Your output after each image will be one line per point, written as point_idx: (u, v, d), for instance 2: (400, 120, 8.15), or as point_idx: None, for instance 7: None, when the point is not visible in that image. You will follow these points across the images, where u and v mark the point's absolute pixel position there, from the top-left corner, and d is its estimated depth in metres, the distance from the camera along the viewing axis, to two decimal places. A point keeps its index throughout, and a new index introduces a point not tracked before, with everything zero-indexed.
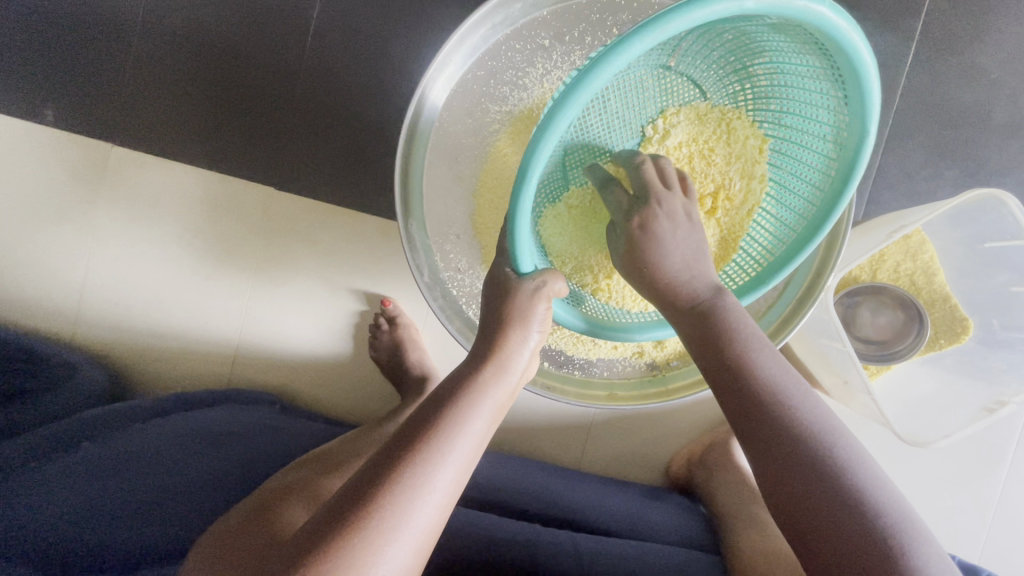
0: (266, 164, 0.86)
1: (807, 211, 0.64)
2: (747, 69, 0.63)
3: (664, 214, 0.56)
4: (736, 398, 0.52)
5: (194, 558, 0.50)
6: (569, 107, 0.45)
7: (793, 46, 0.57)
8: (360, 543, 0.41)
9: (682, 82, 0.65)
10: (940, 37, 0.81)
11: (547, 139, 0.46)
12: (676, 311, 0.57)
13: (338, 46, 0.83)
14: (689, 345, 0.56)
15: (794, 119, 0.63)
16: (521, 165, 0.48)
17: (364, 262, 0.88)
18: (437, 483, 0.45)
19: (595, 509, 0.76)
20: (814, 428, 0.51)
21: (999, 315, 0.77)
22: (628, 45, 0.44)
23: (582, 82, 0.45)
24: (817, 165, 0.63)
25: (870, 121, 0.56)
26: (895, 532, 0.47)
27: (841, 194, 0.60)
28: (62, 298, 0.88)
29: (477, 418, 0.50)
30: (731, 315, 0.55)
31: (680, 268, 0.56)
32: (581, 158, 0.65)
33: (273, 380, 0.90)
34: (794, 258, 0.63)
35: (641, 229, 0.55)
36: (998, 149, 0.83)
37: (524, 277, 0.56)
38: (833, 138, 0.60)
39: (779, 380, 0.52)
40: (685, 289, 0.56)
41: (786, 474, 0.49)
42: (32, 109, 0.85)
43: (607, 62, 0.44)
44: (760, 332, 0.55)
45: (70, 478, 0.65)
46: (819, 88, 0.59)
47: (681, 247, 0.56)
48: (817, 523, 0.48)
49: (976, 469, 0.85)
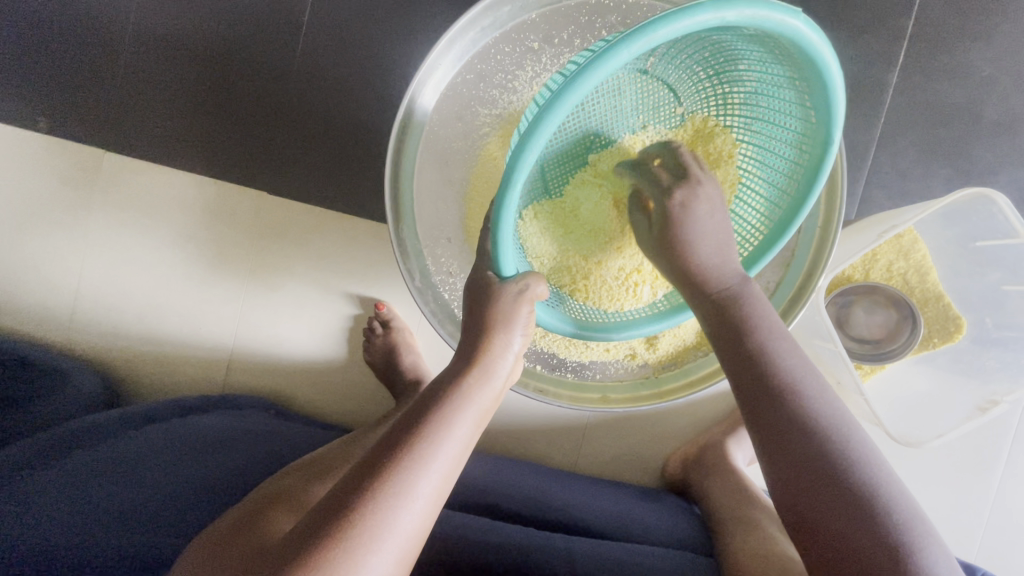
0: (259, 169, 0.86)
1: (774, 214, 0.64)
2: (719, 75, 0.63)
3: (704, 193, 0.55)
4: (754, 381, 0.53)
5: (183, 564, 0.50)
6: (552, 116, 0.46)
7: (766, 55, 0.57)
8: (342, 551, 0.41)
9: (656, 84, 0.64)
10: (932, 36, 0.81)
11: (530, 148, 0.47)
12: (701, 293, 0.57)
13: (329, 50, 0.83)
14: (709, 329, 0.56)
15: (764, 125, 0.63)
16: (506, 170, 0.48)
17: (358, 266, 0.88)
18: (420, 491, 0.45)
19: (590, 512, 0.76)
20: (817, 420, 0.51)
21: (993, 313, 0.77)
22: (613, 55, 0.45)
23: (570, 88, 0.45)
24: (783, 169, 0.63)
25: (835, 131, 0.57)
26: (902, 527, 0.47)
27: (806, 197, 0.60)
28: (57, 305, 0.88)
29: (460, 424, 0.50)
30: (753, 303, 0.56)
31: (711, 251, 0.56)
32: (557, 161, 0.66)
33: (268, 385, 0.90)
34: (761, 258, 0.63)
35: (681, 207, 0.54)
36: (990, 148, 0.83)
37: (506, 280, 0.56)
38: (797, 144, 0.61)
39: (797, 370, 0.53)
40: (713, 274, 0.56)
41: (797, 463, 0.50)
42: (26, 117, 0.85)
43: (594, 70, 0.45)
44: (779, 323, 0.55)
45: (65, 485, 0.65)
46: (789, 95, 0.59)
47: (715, 230, 0.56)
48: (822, 517, 0.48)
49: (972, 468, 0.85)
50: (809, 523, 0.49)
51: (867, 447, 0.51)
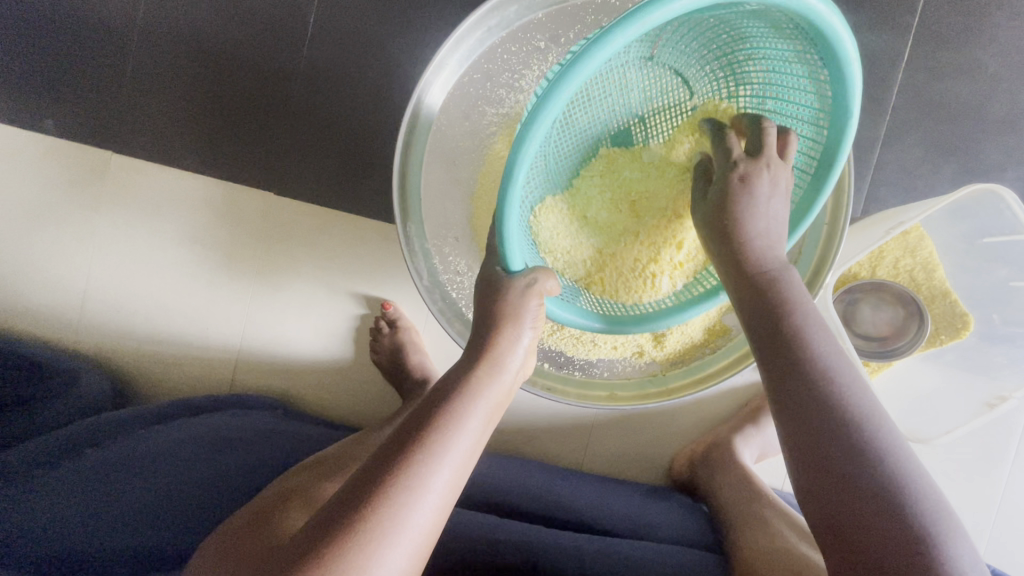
0: (265, 169, 0.86)
1: (796, 195, 0.65)
2: (730, 56, 0.63)
3: (769, 175, 0.57)
4: (788, 363, 0.53)
5: (196, 562, 0.51)
6: (552, 103, 0.46)
7: (770, 31, 0.58)
8: (357, 545, 0.41)
9: (665, 72, 0.64)
10: (937, 32, 0.81)
11: (532, 134, 0.47)
12: (738, 277, 0.57)
13: (334, 51, 0.84)
14: (744, 313, 0.57)
15: (777, 105, 0.64)
16: (507, 159, 0.49)
17: (364, 265, 0.88)
18: (434, 486, 0.45)
19: (597, 510, 0.76)
20: (846, 407, 0.51)
21: (1001, 310, 0.77)
22: (609, 39, 0.45)
23: (566, 76, 0.46)
24: (804, 150, 0.64)
25: (853, 102, 0.57)
26: (925, 518, 0.47)
27: (827, 176, 0.61)
28: (64, 306, 0.89)
29: (473, 418, 0.50)
30: (790, 288, 0.56)
31: (762, 230, 0.58)
32: (565, 155, 0.66)
33: (275, 385, 0.91)
34: (787, 239, 0.63)
35: (742, 179, 0.57)
36: (996, 145, 0.83)
37: (514, 274, 0.56)
38: (814, 120, 0.61)
39: (831, 356, 0.53)
40: (752, 258, 0.57)
41: (823, 451, 0.50)
42: (33, 119, 0.85)
43: (591, 54, 0.45)
44: (816, 311, 0.56)
45: (73, 483, 0.66)
46: (801, 71, 0.59)
47: (765, 214, 0.57)
48: (847, 506, 0.48)
49: (980, 465, 0.85)
50: (833, 512, 0.48)
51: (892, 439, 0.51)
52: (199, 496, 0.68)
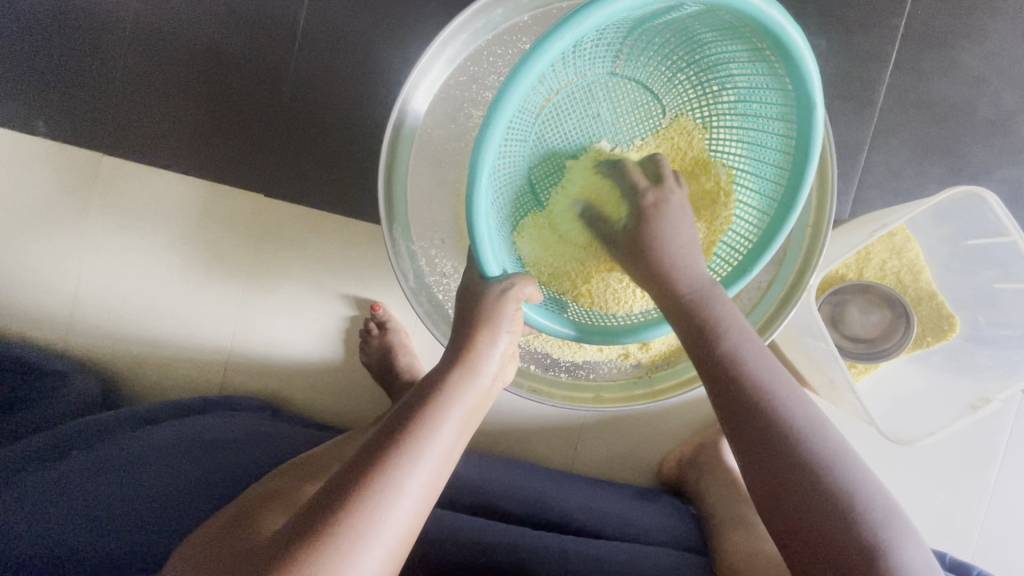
0: (254, 171, 0.87)
1: (775, 195, 0.63)
2: (696, 63, 0.65)
3: (678, 200, 0.59)
4: (722, 382, 0.54)
5: (173, 564, 0.50)
6: (504, 107, 0.48)
7: (723, 32, 0.59)
8: (330, 549, 0.42)
9: (632, 85, 0.67)
10: (924, 34, 0.81)
11: (489, 140, 0.48)
12: (670, 299, 0.58)
13: (323, 54, 0.84)
14: (681, 333, 0.57)
15: (747, 105, 0.63)
16: (470, 165, 0.50)
17: (353, 267, 0.89)
18: (409, 488, 0.45)
19: (583, 510, 0.76)
20: (789, 423, 0.51)
21: (986, 311, 0.77)
22: (551, 42, 0.46)
23: (512, 81, 0.47)
24: (777, 147, 0.63)
25: (813, 94, 0.56)
26: (880, 526, 0.47)
27: (803, 171, 0.60)
28: (54, 308, 0.89)
29: (448, 421, 0.50)
30: (721, 307, 0.57)
31: (682, 253, 0.58)
32: (545, 170, 0.67)
33: (265, 386, 0.91)
34: (772, 243, 0.62)
35: (653, 205, 0.58)
36: (983, 146, 0.83)
37: (490, 281, 0.56)
38: (783, 117, 0.61)
39: (762, 374, 0.54)
40: (683, 278, 0.58)
41: (776, 463, 0.50)
42: (23, 121, 0.86)
43: (536, 58, 0.47)
44: (747, 327, 0.57)
45: (58, 485, 0.66)
46: (762, 68, 0.59)
47: (684, 235, 0.58)
48: (801, 516, 0.48)
49: (968, 466, 0.85)
50: (788, 522, 0.49)
51: (840, 443, 0.52)
52: (184, 499, 0.68)
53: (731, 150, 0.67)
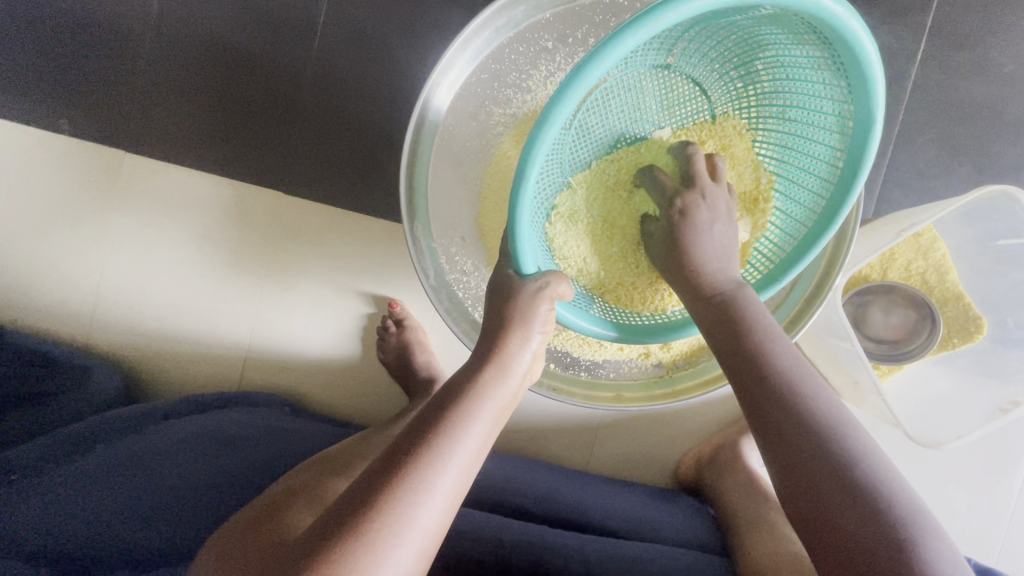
0: (274, 169, 0.87)
1: (818, 205, 0.64)
2: (748, 65, 0.63)
3: (706, 204, 0.59)
4: (751, 386, 0.53)
5: (201, 560, 0.51)
6: (564, 103, 0.46)
7: (788, 37, 0.57)
8: (364, 547, 0.41)
9: (683, 81, 0.65)
10: (952, 31, 0.80)
11: (543, 137, 0.47)
12: (699, 299, 0.59)
13: (344, 54, 0.84)
14: (708, 335, 0.58)
15: (797, 112, 0.63)
16: (520, 159, 0.49)
17: (372, 265, 0.89)
18: (440, 486, 0.45)
19: (603, 511, 0.76)
20: (818, 421, 0.50)
21: (1014, 313, 0.76)
22: (621, 39, 0.45)
23: (577, 76, 0.45)
24: (824, 157, 0.63)
25: (876, 105, 0.56)
26: (915, 525, 0.46)
27: (850, 184, 0.60)
28: (78, 304, 0.90)
29: (479, 419, 0.50)
30: (749, 306, 0.57)
31: (712, 255, 0.59)
32: (585, 161, 0.65)
33: (284, 382, 0.92)
34: (805, 256, 0.63)
35: (682, 212, 0.59)
36: (1012, 145, 0.82)
37: (526, 278, 0.56)
38: (836, 129, 0.60)
39: (796, 372, 0.53)
40: (709, 279, 0.59)
41: (806, 463, 0.49)
42: (47, 120, 0.87)
43: (604, 57, 0.45)
44: (778, 327, 0.56)
45: (84, 479, 0.66)
46: (822, 78, 0.59)
47: (719, 241, 0.59)
48: (832, 517, 0.47)
49: (994, 470, 0.83)
50: (819, 523, 0.48)
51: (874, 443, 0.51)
52: (207, 493, 0.69)
53: (774, 154, 0.67)
